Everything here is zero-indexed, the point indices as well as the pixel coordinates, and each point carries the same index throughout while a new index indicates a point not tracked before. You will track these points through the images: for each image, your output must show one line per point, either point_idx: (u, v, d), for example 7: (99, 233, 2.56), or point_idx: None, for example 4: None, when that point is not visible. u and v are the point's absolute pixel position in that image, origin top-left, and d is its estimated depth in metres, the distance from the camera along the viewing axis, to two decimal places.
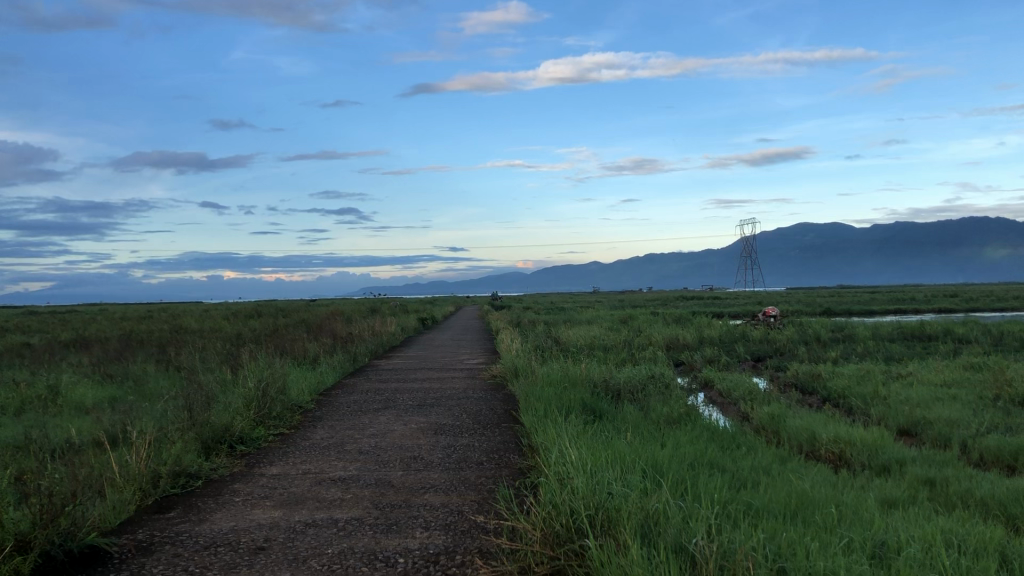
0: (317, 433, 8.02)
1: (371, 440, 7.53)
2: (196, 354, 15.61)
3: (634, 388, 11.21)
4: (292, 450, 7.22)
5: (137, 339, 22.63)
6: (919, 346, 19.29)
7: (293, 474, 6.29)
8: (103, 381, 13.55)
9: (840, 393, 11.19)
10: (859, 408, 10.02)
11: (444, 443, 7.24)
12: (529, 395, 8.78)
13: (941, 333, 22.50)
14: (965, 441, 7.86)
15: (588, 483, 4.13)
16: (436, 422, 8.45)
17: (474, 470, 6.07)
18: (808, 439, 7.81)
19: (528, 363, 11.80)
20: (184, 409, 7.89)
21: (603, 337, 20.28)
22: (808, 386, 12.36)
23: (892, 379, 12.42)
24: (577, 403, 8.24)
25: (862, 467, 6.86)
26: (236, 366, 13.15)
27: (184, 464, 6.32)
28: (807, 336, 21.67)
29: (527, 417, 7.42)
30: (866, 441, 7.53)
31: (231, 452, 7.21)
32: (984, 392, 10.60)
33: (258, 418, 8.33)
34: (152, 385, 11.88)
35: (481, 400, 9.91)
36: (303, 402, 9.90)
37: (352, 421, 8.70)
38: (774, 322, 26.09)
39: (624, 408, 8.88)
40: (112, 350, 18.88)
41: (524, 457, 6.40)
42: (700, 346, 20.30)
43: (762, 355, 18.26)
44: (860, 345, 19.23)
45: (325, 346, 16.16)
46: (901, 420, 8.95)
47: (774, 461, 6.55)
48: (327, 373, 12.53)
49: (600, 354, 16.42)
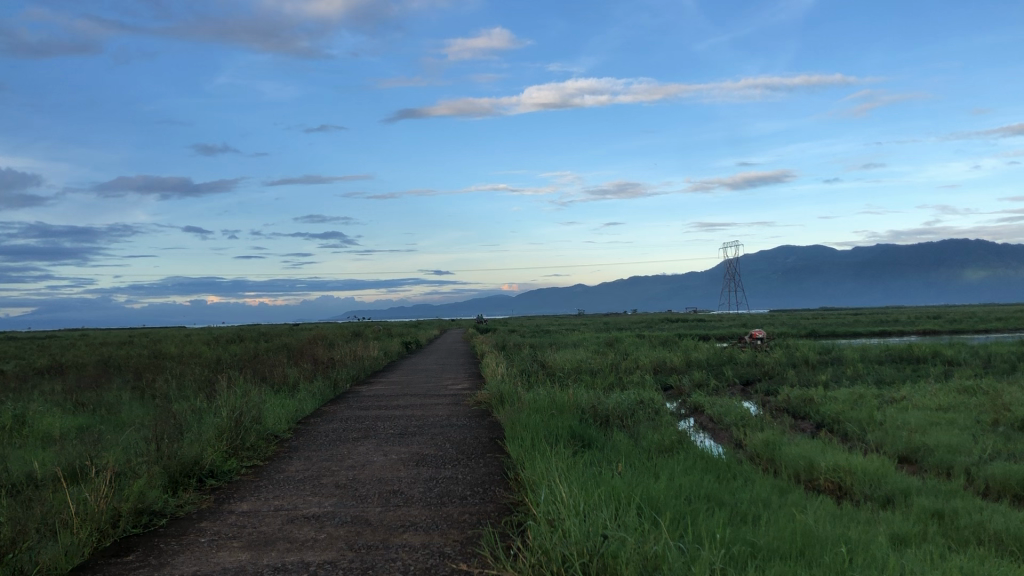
0: (292, 465, 7.63)
1: (349, 473, 7.15)
2: (173, 381, 15.19)
3: (623, 414, 10.86)
4: (264, 484, 6.84)
5: (114, 365, 22.06)
6: (910, 369, 19.07)
7: (264, 512, 5.90)
8: (74, 409, 13.06)
9: (834, 418, 10.90)
10: (855, 435, 9.72)
11: (425, 475, 6.88)
12: (515, 422, 8.40)
13: (930, 354, 22.34)
14: (968, 468, 7.57)
15: (582, 525, 3.80)
16: (418, 452, 8.09)
17: (458, 506, 5.71)
18: (806, 467, 7.49)
19: (513, 389, 11.42)
20: (151, 441, 7.49)
21: (590, 361, 19.93)
22: (801, 411, 12.05)
23: (887, 403, 12.13)
24: (565, 430, 7.91)
25: (864, 498, 6.55)
26: (211, 394, 12.69)
27: (148, 501, 5.92)
28: (795, 359, 21.46)
29: (514, 448, 7.09)
30: (867, 469, 7.20)
31: (200, 486, 6.81)
32: (982, 416, 10.30)
33: (231, 449, 7.94)
34: (125, 413, 11.44)
35: (465, 429, 9.56)
36: (279, 432, 9.51)
37: (329, 452, 8.32)
38: (761, 344, 25.84)
39: (615, 435, 8.55)
40: (86, 376, 18.38)
41: (511, 491, 6.06)
42: (688, 369, 20.04)
43: (751, 379, 18.01)
44: (850, 368, 18.98)
45: (305, 372, 15.78)
46: (900, 446, 8.65)
47: (773, 492, 6.22)
48: (305, 400, 12.12)
49: (587, 378, 16.13)
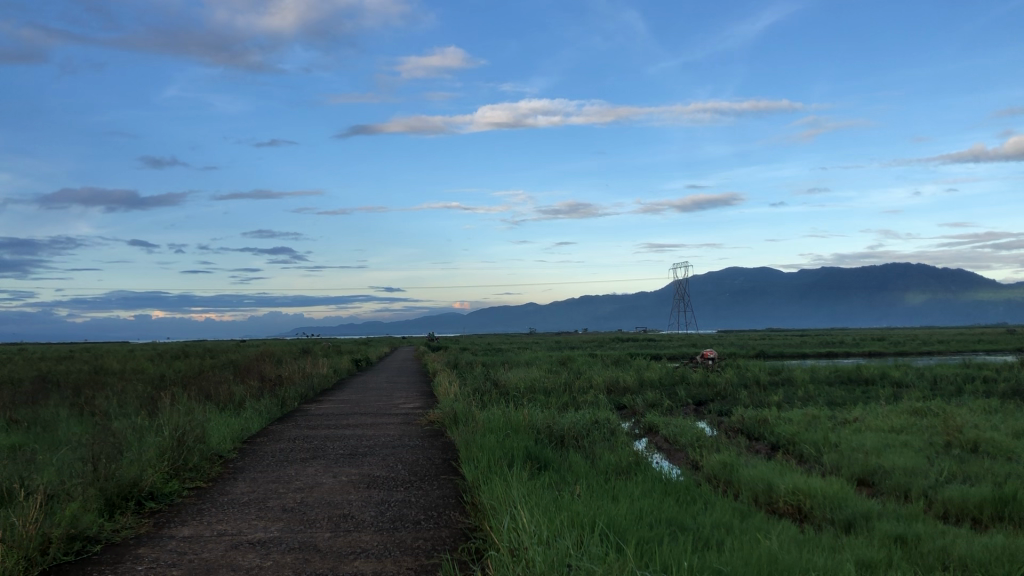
0: (236, 487, 7.32)
1: (296, 495, 6.86)
2: (113, 398, 14.64)
3: (578, 434, 10.71)
4: (207, 507, 6.53)
5: (53, 381, 21.30)
6: (859, 390, 19.19)
7: (206, 537, 5.61)
8: (8, 427, 12.49)
9: (789, 439, 10.85)
10: (811, 457, 9.67)
11: (376, 499, 6.62)
12: (470, 443, 8.19)
13: (877, 376, 22.58)
14: (925, 491, 7.56)
15: (547, 553, 3.62)
16: (369, 474, 7.81)
17: (412, 531, 5.47)
18: (765, 489, 7.38)
19: (467, 408, 11.17)
20: (88, 460, 7.13)
21: (544, 380, 19.71)
22: (755, 432, 12.02)
23: (840, 424, 12.12)
24: (521, 451, 7.73)
25: (825, 522, 6.47)
26: (153, 411, 12.23)
27: (81, 526, 5.58)
28: (747, 379, 21.52)
29: (469, 470, 6.89)
30: (826, 492, 7.11)
31: (138, 510, 6.46)
32: (934, 439, 10.32)
33: (172, 470, 7.60)
34: (61, 431, 10.96)
35: (417, 449, 9.31)
36: (224, 452, 9.18)
37: (277, 473, 8.02)
38: (712, 364, 25.88)
39: (570, 456, 8.40)
40: (22, 392, 17.67)
41: (467, 516, 5.84)
42: (641, 388, 19.96)
43: (704, 399, 17.97)
44: (800, 389, 19.06)
45: (252, 389, 15.34)
46: (857, 468, 8.61)
47: (735, 516, 6.09)
48: (252, 419, 11.76)
49: (541, 397, 15.95)
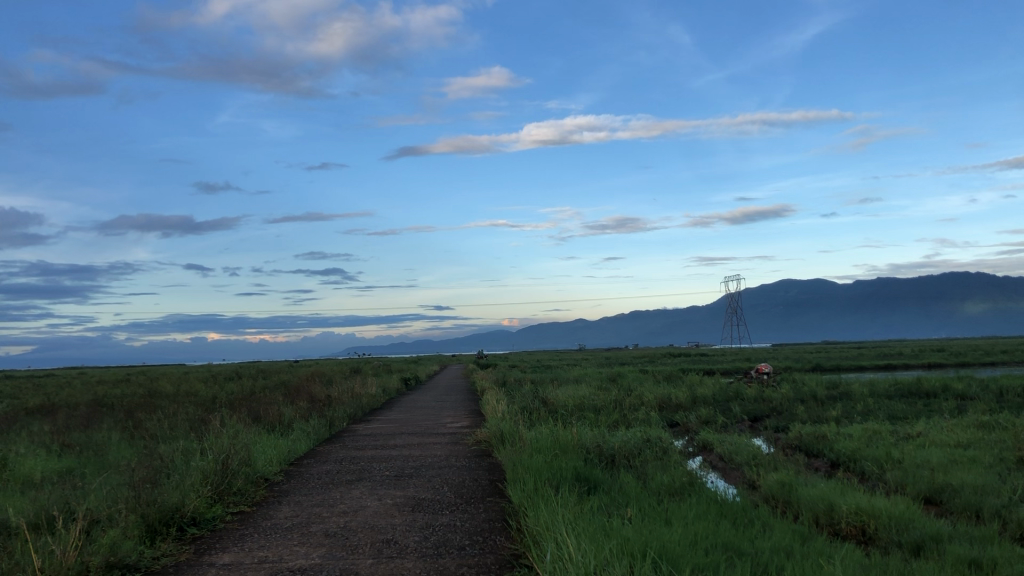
0: (279, 512, 7.19)
1: (340, 519, 6.71)
2: (164, 421, 14.70)
3: (629, 453, 10.43)
4: (249, 532, 6.42)
5: (108, 405, 21.51)
6: (921, 403, 18.52)
7: (246, 564, 5.47)
8: (61, 451, 12.59)
9: (849, 456, 10.46)
10: (873, 475, 9.27)
11: (421, 523, 6.43)
12: (517, 464, 7.96)
13: (940, 389, 21.79)
14: (997, 511, 7.16)
15: None
16: (414, 496, 7.64)
17: (455, 557, 5.27)
18: (825, 509, 7.04)
19: (514, 428, 10.96)
20: (132, 485, 7.07)
21: (593, 397, 19.40)
22: (814, 448, 11.61)
23: (903, 440, 11.64)
24: (569, 471, 7.50)
25: (890, 545, 6.13)
26: (202, 433, 12.22)
27: (120, 554, 5.48)
28: (804, 394, 20.93)
29: (515, 492, 6.68)
30: (892, 512, 6.73)
31: (180, 536, 6.37)
32: (1005, 454, 9.83)
33: (215, 495, 7.51)
34: (112, 455, 11.00)
35: (464, 471, 9.10)
36: (269, 474, 9.09)
37: (321, 496, 7.90)
38: (767, 378, 25.23)
39: (622, 477, 8.14)
40: (77, 416, 17.85)
41: (513, 541, 5.63)
42: (694, 405, 19.53)
43: (759, 416, 17.49)
44: (860, 403, 18.45)
45: (300, 410, 15.29)
46: (924, 486, 8.20)
47: (795, 539, 5.79)
48: (299, 440, 11.69)
49: (591, 416, 15.64)
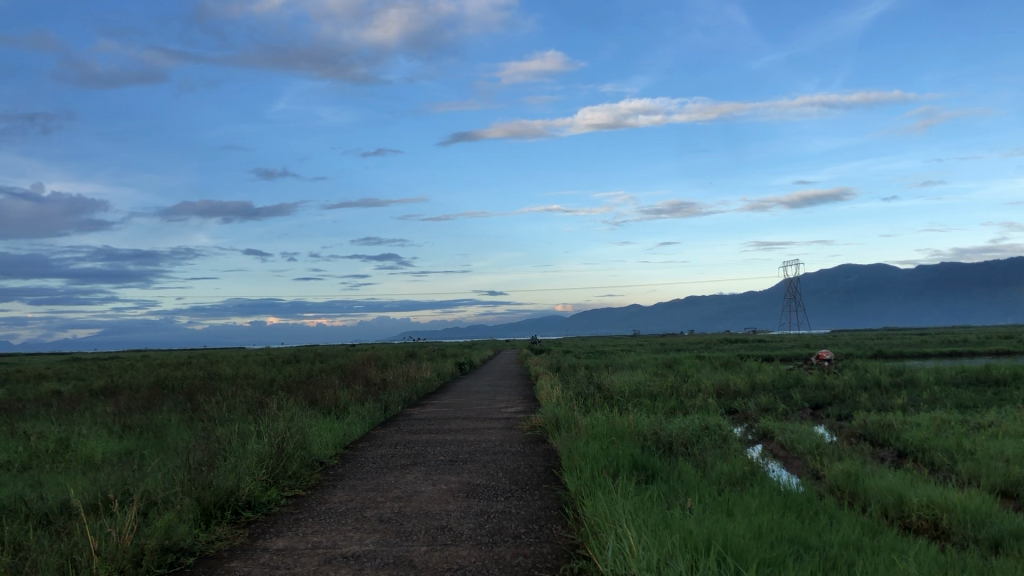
0: (334, 496, 7.14)
1: (394, 505, 6.63)
2: (222, 404, 14.83)
3: (687, 440, 10.21)
4: (304, 517, 6.38)
5: (168, 387, 21.83)
6: (990, 392, 17.93)
7: (300, 550, 5.41)
8: (122, 433, 12.76)
9: (918, 446, 10.11)
10: (944, 466, 8.94)
11: (475, 509, 6.33)
12: (573, 451, 7.81)
13: (1009, 377, 21.10)
14: None
15: None
16: (469, 482, 7.55)
17: (511, 546, 5.15)
18: (895, 501, 6.77)
19: (570, 413, 10.80)
20: (189, 466, 7.08)
21: (649, 383, 19.16)
22: (880, 438, 11.26)
23: (974, 430, 11.21)
24: (627, 459, 7.34)
25: (966, 541, 5.86)
26: (259, 417, 12.29)
27: (175, 538, 5.47)
28: (867, 381, 20.43)
29: (571, 480, 6.53)
30: (967, 505, 6.43)
31: (234, 520, 6.34)
32: None
33: (270, 478, 7.50)
34: (171, 437, 11.11)
35: (518, 457, 8.99)
36: (325, 458, 9.08)
37: (375, 480, 7.85)
38: (828, 365, 24.69)
39: (680, 465, 7.95)
40: (139, 398, 18.15)
41: (570, 530, 5.50)
42: (753, 392, 19.16)
43: (821, 403, 17.06)
44: (926, 391, 17.89)
45: (356, 394, 15.33)
46: (999, 478, 7.85)
47: (863, 533, 5.54)
48: (354, 424, 11.69)
49: (647, 402, 15.44)
